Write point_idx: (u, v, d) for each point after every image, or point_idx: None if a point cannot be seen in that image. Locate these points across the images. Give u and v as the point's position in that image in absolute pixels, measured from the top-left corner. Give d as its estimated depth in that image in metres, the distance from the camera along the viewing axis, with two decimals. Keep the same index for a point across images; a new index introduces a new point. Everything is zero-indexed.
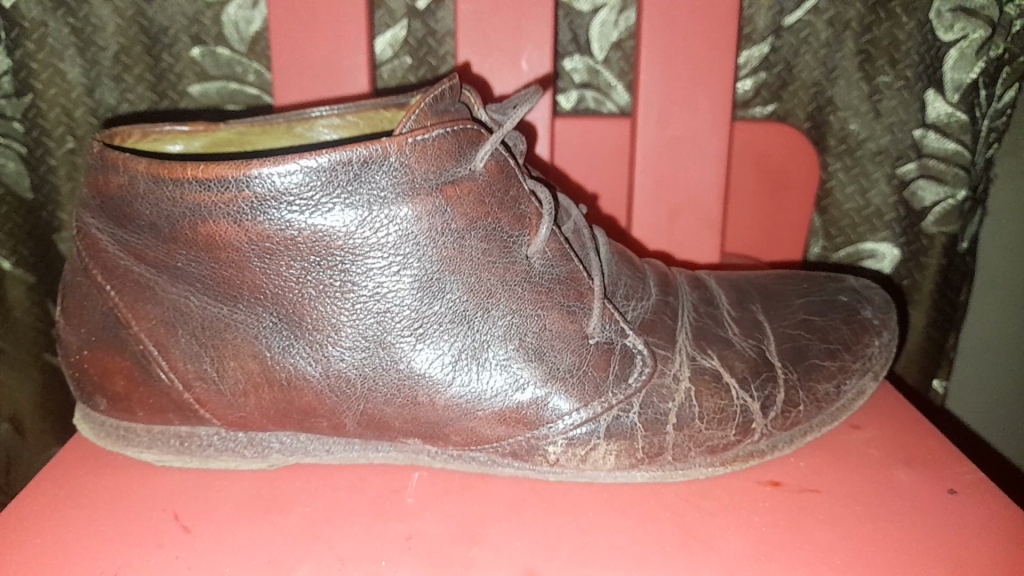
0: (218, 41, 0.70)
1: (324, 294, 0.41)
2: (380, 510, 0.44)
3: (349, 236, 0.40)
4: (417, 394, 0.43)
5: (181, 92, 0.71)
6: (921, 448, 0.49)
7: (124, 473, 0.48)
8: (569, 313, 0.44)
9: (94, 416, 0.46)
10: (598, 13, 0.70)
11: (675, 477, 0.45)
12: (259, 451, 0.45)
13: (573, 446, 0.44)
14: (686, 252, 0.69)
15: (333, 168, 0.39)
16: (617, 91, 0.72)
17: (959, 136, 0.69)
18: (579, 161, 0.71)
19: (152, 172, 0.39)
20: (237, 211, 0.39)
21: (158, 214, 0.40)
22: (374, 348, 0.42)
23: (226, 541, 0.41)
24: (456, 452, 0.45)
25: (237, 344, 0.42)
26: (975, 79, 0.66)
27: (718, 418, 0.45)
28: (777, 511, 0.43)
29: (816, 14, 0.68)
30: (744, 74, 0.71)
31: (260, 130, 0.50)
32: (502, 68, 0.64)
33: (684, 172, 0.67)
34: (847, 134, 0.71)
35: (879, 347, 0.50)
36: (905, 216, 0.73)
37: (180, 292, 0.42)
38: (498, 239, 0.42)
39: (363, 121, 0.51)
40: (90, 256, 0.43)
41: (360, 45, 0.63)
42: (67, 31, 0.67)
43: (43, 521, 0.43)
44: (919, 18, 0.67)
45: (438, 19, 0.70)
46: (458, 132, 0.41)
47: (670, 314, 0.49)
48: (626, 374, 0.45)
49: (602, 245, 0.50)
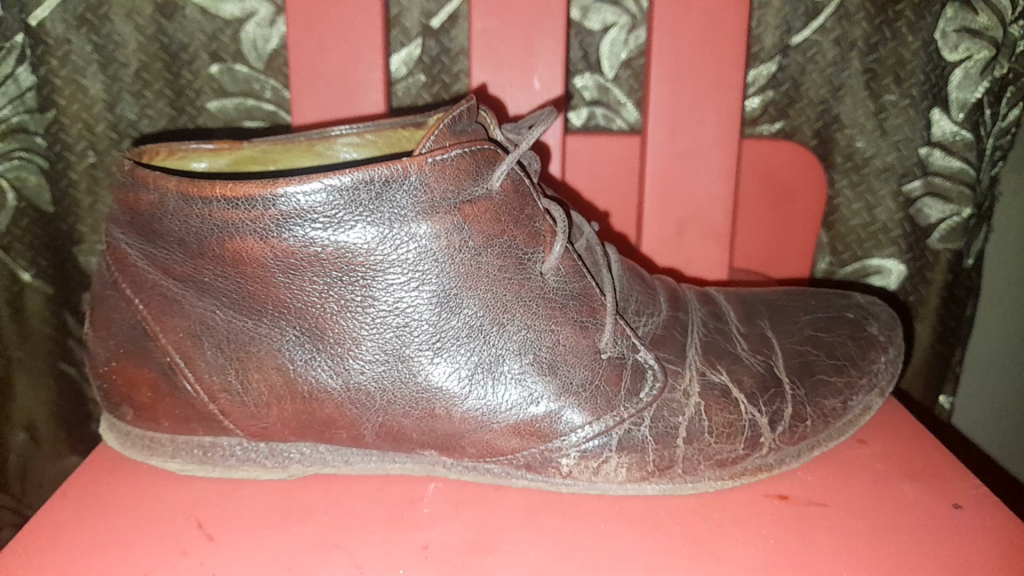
0: (236, 58, 0.71)
1: (346, 309, 0.42)
2: (396, 518, 0.45)
3: (370, 253, 0.41)
4: (434, 406, 0.44)
5: (199, 108, 0.72)
6: (925, 462, 0.50)
7: (147, 481, 0.49)
8: (582, 329, 0.45)
9: (120, 427, 0.48)
10: (607, 32, 0.71)
11: (685, 490, 0.46)
12: (280, 461, 0.46)
13: (586, 458, 0.45)
14: (694, 268, 0.70)
15: (356, 187, 0.40)
16: (626, 109, 0.74)
17: (963, 154, 0.70)
18: (589, 177, 0.72)
19: (182, 190, 0.40)
20: (262, 228, 0.40)
21: (186, 230, 0.41)
22: (394, 361, 0.43)
23: (248, 547, 0.42)
24: (471, 464, 0.46)
25: (261, 357, 0.43)
26: (980, 98, 0.68)
27: (726, 433, 0.46)
28: (784, 523, 0.44)
29: (823, 33, 0.69)
30: (752, 92, 0.72)
31: (282, 148, 0.52)
32: (514, 87, 0.65)
33: (692, 188, 0.68)
34: (854, 151, 0.72)
35: (885, 363, 0.51)
36: (910, 232, 0.74)
37: (206, 305, 0.43)
38: (514, 256, 0.43)
39: (382, 139, 0.52)
40: (119, 271, 0.44)
41: (375, 63, 0.65)
42: (89, 48, 0.69)
43: (67, 527, 0.44)
44: (925, 38, 0.68)
45: (452, 37, 0.71)
46: (475, 152, 0.42)
47: (679, 329, 0.50)
48: (638, 389, 0.46)
49: (614, 262, 0.51)
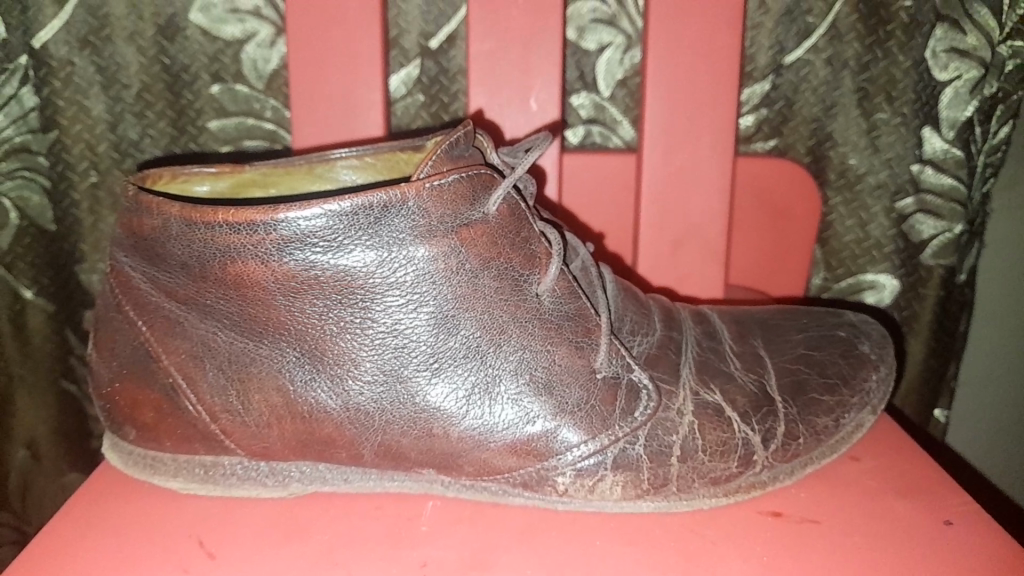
0: (236, 79, 0.72)
1: (345, 330, 0.43)
2: (395, 537, 0.45)
3: (370, 276, 0.42)
4: (432, 426, 0.45)
5: (200, 127, 0.73)
6: (917, 478, 0.50)
7: (148, 500, 0.49)
8: (578, 349, 0.46)
9: (122, 445, 0.48)
10: (604, 52, 0.73)
11: (680, 507, 0.47)
12: (280, 480, 0.47)
13: (581, 476, 0.46)
14: (689, 286, 0.71)
15: (355, 212, 0.41)
16: (622, 127, 0.75)
17: (954, 172, 0.71)
18: (586, 196, 0.73)
19: (185, 215, 0.41)
20: (263, 252, 0.41)
21: (189, 254, 0.42)
22: (392, 382, 0.44)
23: (250, 564, 0.43)
24: (468, 482, 0.47)
25: (262, 378, 0.44)
26: (970, 117, 0.69)
27: (720, 451, 0.47)
28: (778, 540, 0.45)
29: (815, 53, 0.71)
30: (746, 110, 0.73)
31: (283, 172, 0.53)
32: (511, 108, 0.66)
33: (687, 207, 0.69)
34: (847, 168, 0.73)
35: (876, 382, 0.52)
36: (904, 248, 0.75)
37: (208, 327, 0.44)
38: (510, 278, 0.44)
39: (381, 161, 0.53)
40: (123, 293, 0.45)
41: (375, 84, 0.66)
42: (92, 69, 0.70)
43: (70, 546, 0.45)
44: (915, 57, 0.69)
45: (450, 58, 0.73)
46: (472, 176, 0.43)
47: (674, 349, 0.51)
48: (632, 408, 0.46)
49: (609, 283, 0.52)
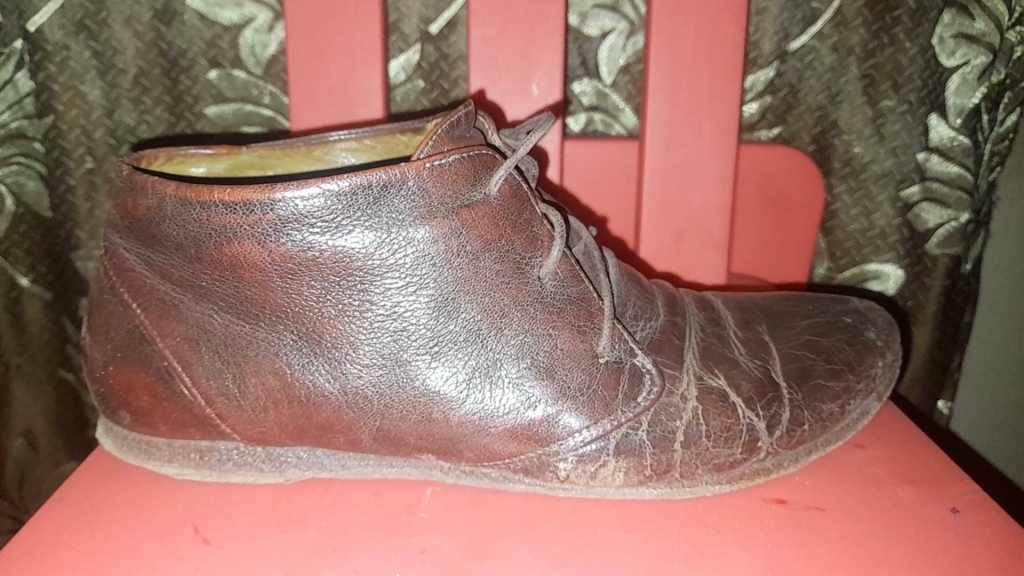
0: (234, 64, 0.71)
1: (344, 313, 0.42)
2: (394, 524, 0.45)
3: (368, 257, 0.41)
4: (432, 410, 0.44)
5: (198, 113, 0.72)
6: (923, 466, 0.50)
7: (144, 488, 0.49)
8: (580, 333, 0.45)
9: (116, 431, 0.47)
10: (606, 37, 0.71)
11: (683, 494, 0.46)
12: (277, 466, 0.46)
13: (583, 462, 0.45)
14: (692, 274, 0.70)
15: (354, 192, 0.40)
16: (625, 114, 0.74)
17: (961, 159, 0.70)
18: (588, 183, 0.72)
19: (180, 195, 0.40)
20: (260, 233, 0.40)
21: (184, 235, 0.41)
22: (391, 366, 0.43)
23: (246, 551, 0.42)
24: (468, 468, 0.46)
25: (258, 362, 0.43)
26: (977, 104, 0.68)
27: (724, 437, 0.46)
28: (782, 528, 0.44)
29: (820, 39, 0.70)
30: (750, 97, 0.72)
31: (281, 154, 0.52)
32: (513, 93, 0.65)
33: (691, 193, 0.68)
34: (852, 157, 0.72)
35: (882, 368, 0.51)
36: (909, 237, 0.74)
37: (204, 310, 0.43)
38: (511, 260, 0.44)
39: (380, 145, 0.52)
40: (117, 276, 0.44)
41: (375, 69, 0.65)
42: (88, 54, 0.69)
43: (64, 533, 0.44)
44: (922, 44, 0.68)
45: (450, 44, 0.71)
46: (473, 157, 0.42)
47: (677, 334, 0.50)
48: (635, 393, 0.46)
49: (611, 267, 0.51)
